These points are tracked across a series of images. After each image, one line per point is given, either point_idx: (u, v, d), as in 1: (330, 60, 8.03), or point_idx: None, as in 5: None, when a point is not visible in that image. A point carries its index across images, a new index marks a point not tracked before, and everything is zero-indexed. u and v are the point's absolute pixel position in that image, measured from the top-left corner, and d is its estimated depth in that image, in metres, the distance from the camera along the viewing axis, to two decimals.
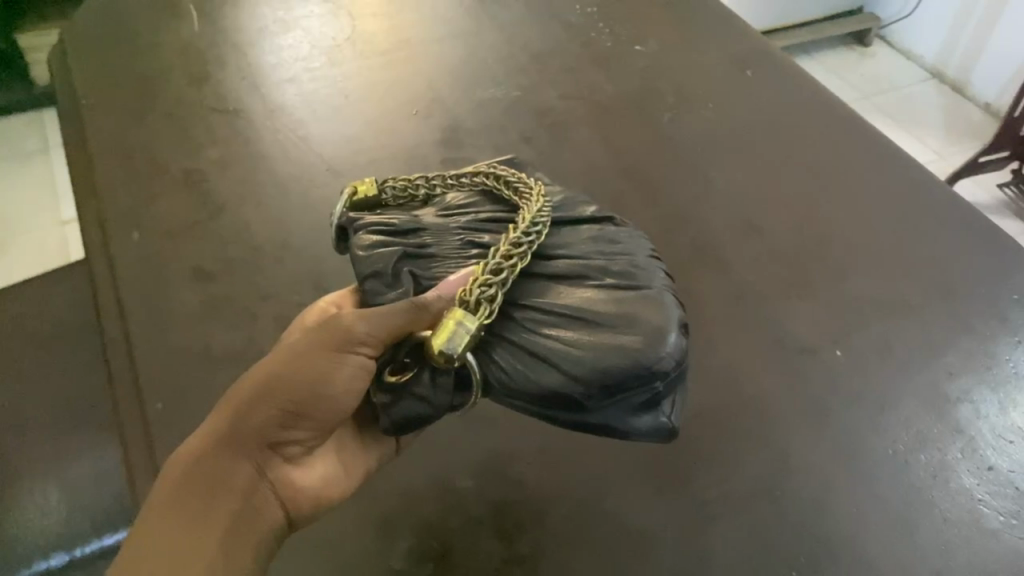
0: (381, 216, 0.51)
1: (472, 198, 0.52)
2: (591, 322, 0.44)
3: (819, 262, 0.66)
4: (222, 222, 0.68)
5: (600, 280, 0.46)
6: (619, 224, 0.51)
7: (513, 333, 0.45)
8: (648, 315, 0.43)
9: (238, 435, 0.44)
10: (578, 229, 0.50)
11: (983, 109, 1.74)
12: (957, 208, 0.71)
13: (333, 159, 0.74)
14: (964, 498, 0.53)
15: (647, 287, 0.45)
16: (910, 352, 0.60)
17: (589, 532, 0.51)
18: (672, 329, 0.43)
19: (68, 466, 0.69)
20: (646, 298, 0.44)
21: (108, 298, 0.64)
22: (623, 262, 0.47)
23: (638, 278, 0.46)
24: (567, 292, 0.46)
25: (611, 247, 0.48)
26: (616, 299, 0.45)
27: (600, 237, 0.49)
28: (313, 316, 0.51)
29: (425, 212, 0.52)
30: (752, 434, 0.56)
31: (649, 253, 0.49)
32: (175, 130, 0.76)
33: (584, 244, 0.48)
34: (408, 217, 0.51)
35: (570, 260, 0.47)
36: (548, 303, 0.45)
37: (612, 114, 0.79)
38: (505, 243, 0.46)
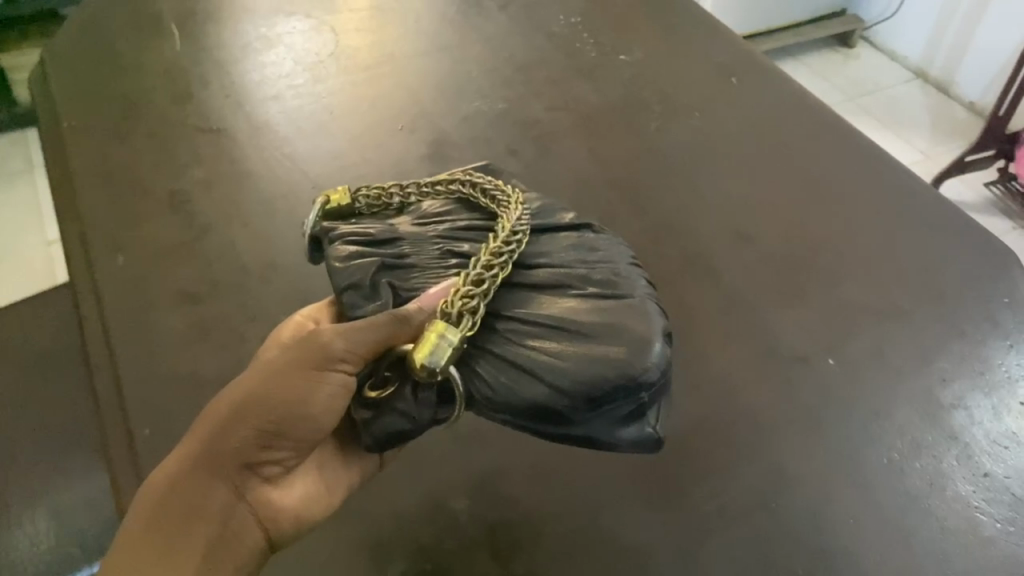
0: (357, 226, 0.50)
1: (447, 206, 0.52)
2: (573, 332, 0.43)
3: (808, 270, 0.66)
4: (208, 243, 0.68)
5: (582, 291, 0.46)
6: (599, 231, 0.51)
7: (496, 345, 0.44)
8: (632, 324, 0.43)
9: (213, 458, 0.44)
10: (559, 236, 0.49)
11: (968, 108, 1.75)
12: (945, 212, 0.71)
13: (319, 176, 0.74)
14: (961, 506, 0.53)
15: (630, 296, 0.45)
16: (901, 358, 0.60)
17: (585, 550, 0.51)
18: (657, 338, 0.42)
19: (59, 493, 0.68)
20: (630, 308, 0.44)
21: (92, 323, 0.63)
22: (605, 271, 0.47)
23: (621, 287, 0.45)
24: (549, 302, 0.45)
25: (592, 256, 0.48)
26: (599, 308, 0.44)
27: (581, 246, 0.49)
28: (289, 330, 0.51)
29: (401, 221, 0.52)
30: (747, 446, 0.55)
31: (632, 261, 0.48)
32: (159, 150, 0.75)
33: (565, 253, 0.48)
34: (384, 227, 0.50)
35: (552, 269, 0.47)
36: (530, 315, 0.45)
37: (598, 125, 0.79)
38: (486, 251, 0.46)
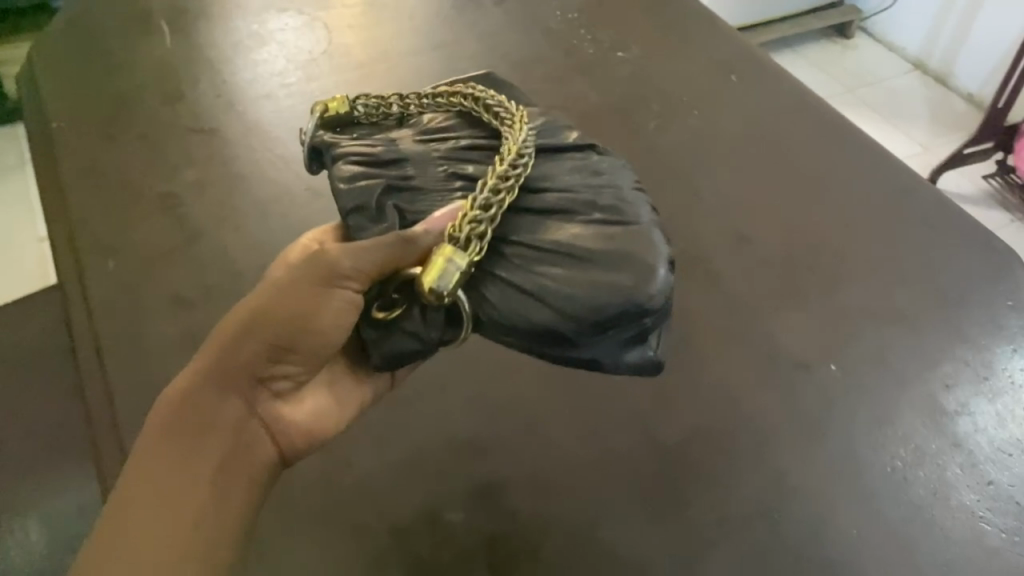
0: (359, 142, 0.49)
1: (449, 120, 0.50)
2: (579, 259, 0.43)
3: (809, 273, 0.65)
4: (200, 247, 0.66)
5: (590, 214, 0.44)
6: (603, 151, 0.49)
7: (501, 268, 0.43)
8: (638, 250, 0.42)
9: (224, 373, 0.44)
10: (562, 156, 0.48)
11: (967, 100, 1.74)
12: (947, 213, 0.70)
13: (313, 178, 0.73)
14: (965, 516, 0.52)
15: (637, 221, 0.44)
16: (904, 364, 0.59)
17: (584, 564, 0.50)
18: (663, 266, 0.42)
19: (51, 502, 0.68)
20: (637, 234, 0.43)
21: (83, 330, 0.62)
22: (611, 191, 0.45)
23: (627, 210, 0.44)
24: (554, 225, 0.44)
25: (597, 174, 0.46)
26: (605, 233, 0.43)
27: (586, 165, 0.47)
28: (296, 253, 0.48)
29: (402, 135, 0.50)
30: (749, 454, 0.55)
31: (635, 181, 0.47)
32: (150, 152, 0.74)
33: (570, 173, 0.46)
34: (386, 142, 0.49)
35: (557, 189, 0.45)
36: (536, 238, 0.44)
37: (595, 124, 0.78)
38: (492, 175, 0.44)
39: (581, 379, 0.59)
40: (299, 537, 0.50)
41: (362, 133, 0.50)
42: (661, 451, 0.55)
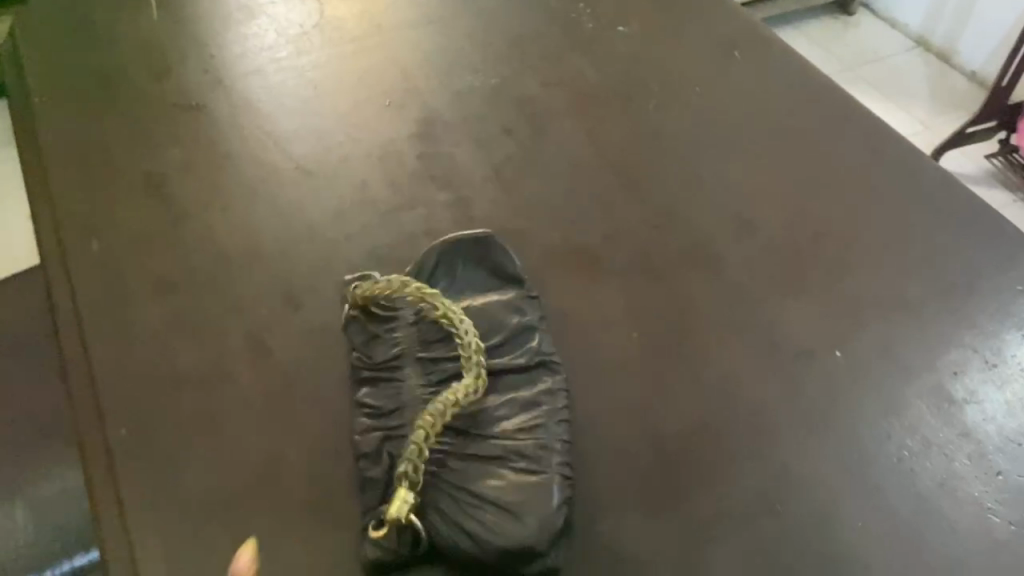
0: (375, 349, 0.55)
1: (446, 334, 0.55)
2: (491, 491, 0.46)
3: (814, 258, 0.63)
4: (186, 230, 0.64)
5: (511, 453, 0.49)
6: (550, 369, 0.55)
7: (434, 438, 0.50)
8: (541, 500, 0.46)
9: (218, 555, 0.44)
10: (502, 392, 0.52)
11: (970, 78, 1.71)
12: (957, 195, 0.67)
13: (303, 157, 0.70)
14: (973, 508, 0.50)
15: (544, 472, 0.48)
16: (911, 351, 0.58)
17: (583, 559, 0.48)
18: (555, 513, 0.46)
19: (35, 490, 0.67)
20: (541, 484, 0.47)
21: (65, 314, 0.59)
22: (531, 444, 0.49)
23: (542, 461, 0.49)
24: (484, 468, 0.48)
25: (525, 422, 0.51)
26: (522, 480, 0.47)
27: (519, 407, 0.52)
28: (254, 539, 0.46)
29: (407, 335, 0.55)
30: (751, 445, 0.53)
31: (562, 428, 0.51)
32: (136, 130, 0.72)
33: (509, 420, 0.51)
34: (394, 349, 0.55)
35: (495, 437, 0.50)
36: (464, 465, 0.48)
37: (595, 102, 0.75)
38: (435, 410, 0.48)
39: (579, 366, 0.57)
40: (288, 531, 0.49)
41: (380, 320, 0.56)
42: (662, 442, 0.53)
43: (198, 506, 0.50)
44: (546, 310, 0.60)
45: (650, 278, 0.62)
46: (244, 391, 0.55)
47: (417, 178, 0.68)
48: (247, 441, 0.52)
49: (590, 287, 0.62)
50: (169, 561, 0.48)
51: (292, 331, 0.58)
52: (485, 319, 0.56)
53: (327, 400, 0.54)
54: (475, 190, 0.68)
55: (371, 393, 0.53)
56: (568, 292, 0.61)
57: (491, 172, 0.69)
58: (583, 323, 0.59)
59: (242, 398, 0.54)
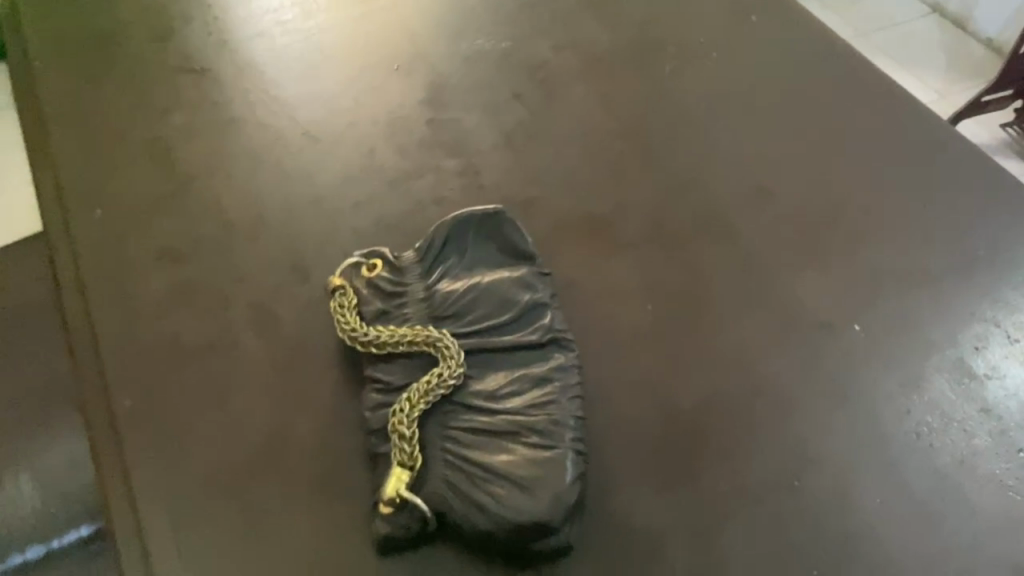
0: (383, 304, 0.54)
1: (456, 308, 0.53)
2: (499, 470, 0.46)
3: (833, 229, 0.62)
4: (190, 197, 0.63)
5: (523, 428, 0.48)
6: (564, 344, 0.53)
7: (441, 415, 0.49)
8: (550, 479, 0.45)
9: None
10: (513, 365, 0.51)
11: (986, 46, 1.68)
12: (980, 165, 0.66)
13: (308, 123, 0.69)
14: (993, 486, 0.49)
15: (555, 449, 0.47)
16: (931, 325, 0.56)
17: (595, 535, 0.47)
18: (565, 492, 0.45)
19: (38, 457, 0.68)
20: (551, 461, 0.46)
21: (67, 282, 0.58)
22: (543, 419, 0.48)
23: (552, 437, 0.47)
24: (493, 445, 0.47)
25: (538, 396, 0.49)
26: (532, 458, 0.46)
27: (531, 380, 0.50)
28: None
29: (415, 307, 0.54)
30: (766, 420, 0.52)
31: (575, 402, 0.50)
32: (137, 94, 0.70)
33: (521, 393, 0.50)
34: (402, 307, 0.54)
35: (504, 413, 0.48)
36: (473, 440, 0.47)
37: (608, 67, 0.73)
38: (420, 394, 0.48)
39: (592, 340, 0.56)
40: (296, 505, 0.48)
41: (391, 281, 0.55)
42: (676, 416, 0.52)
43: (204, 478, 0.49)
44: (558, 281, 0.59)
45: (664, 249, 0.61)
46: (250, 362, 0.54)
47: (425, 145, 0.67)
48: (254, 413, 0.51)
49: (604, 258, 0.60)
50: (176, 534, 0.47)
51: (298, 300, 0.57)
52: (496, 293, 0.54)
53: (335, 371, 0.53)
54: (486, 158, 0.66)
55: (381, 369, 0.51)
56: (581, 262, 0.60)
57: (502, 139, 0.67)
58: (596, 294, 0.58)
59: (249, 370, 0.53)
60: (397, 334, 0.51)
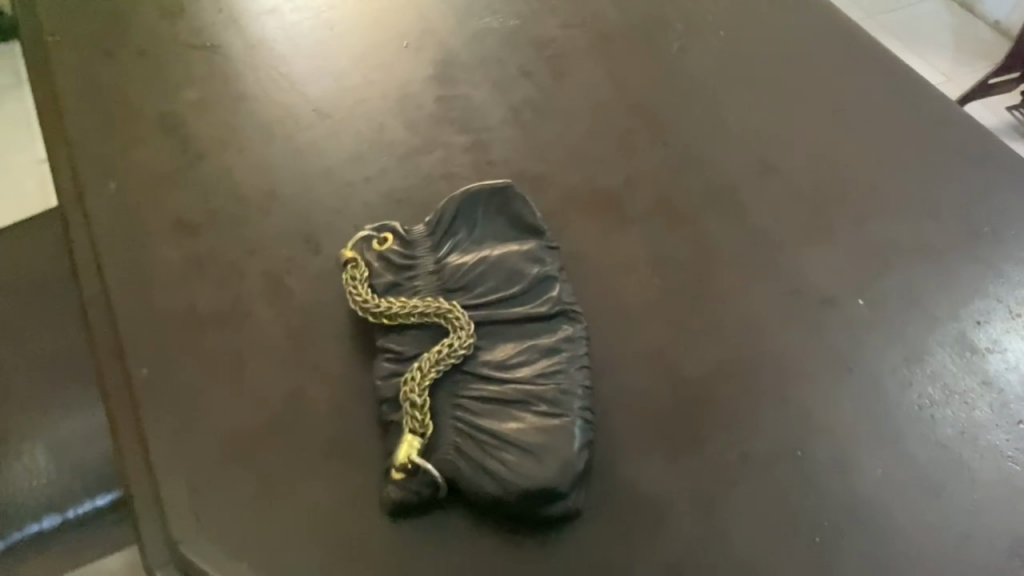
0: (394, 277, 0.55)
1: (466, 281, 0.54)
2: (510, 438, 0.47)
3: (838, 206, 0.62)
4: (202, 171, 0.64)
5: (532, 397, 0.49)
6: (572, 316, 0.54)
7: (452, 384, 0.50)
8: (559, 446, 0.47)
9: None
10: (523, 335, 0.52)
11: (994, 28, 1.68)
12: (986, 143, 0.66)
13: (319, 99, 0.69)
14: (993, 457, 0.50)
15: (563, 417, 0.48)
16: (935, 300, 0.57)
17: (602, 500, 0.48)
18: (574, 458, 0.46)
19: (54, 428, 0.71)
20: (560, 429, 0.47)
21: (83, 254, 0.59)
22: (552, 388, 0.49)
23: (561, 406, 0.49)
24: (503, 414, 0.48)
25: (546, 366, 0.51)
26: (541, 426, 0.47)
27: (539, 351, 0.51)
28: None
29: (425, 280, 0.54)
30: (770, 391, 0.53)
31: (583, 371, 0.51)
32: (149, 70, 0.71)
33: (530, 363, 0.51)
34: (413, 281, 0.54)
35: (513, 383, 0.50)
36: (483, 408, 0.49)
37: (616, 44, 0.74)
38: (430, 363, 0.49)
39: (599, 313, 0.57)
40: (310, 469, 0.49)
41: (401, 254, 0.56)
42: (682, 387, 0.53)
43: (220, 445, 0.50)
44: (567, 254, 0.60)
45: (671, 224, 0.62)
46: (263, 332, 0.55)
47: (435, 121, 0.67)
48: (268, 382, 0.53)
49: (611, 233, 0.61)
50: (193, 497, 0.48)
51: (310, 272, 0.58)
52: (505, 267, 0.54)
53: (347, 340, 0.54)
54: (494, 133, 0.67)
55: (393, 339, 0.52)
56: (589, 237, 0.61)
57: (510, 115, 0.68)
58: (604, 268, 0.59)
59: (263, 339, 0.54)
60: (409, 305, 0.52)
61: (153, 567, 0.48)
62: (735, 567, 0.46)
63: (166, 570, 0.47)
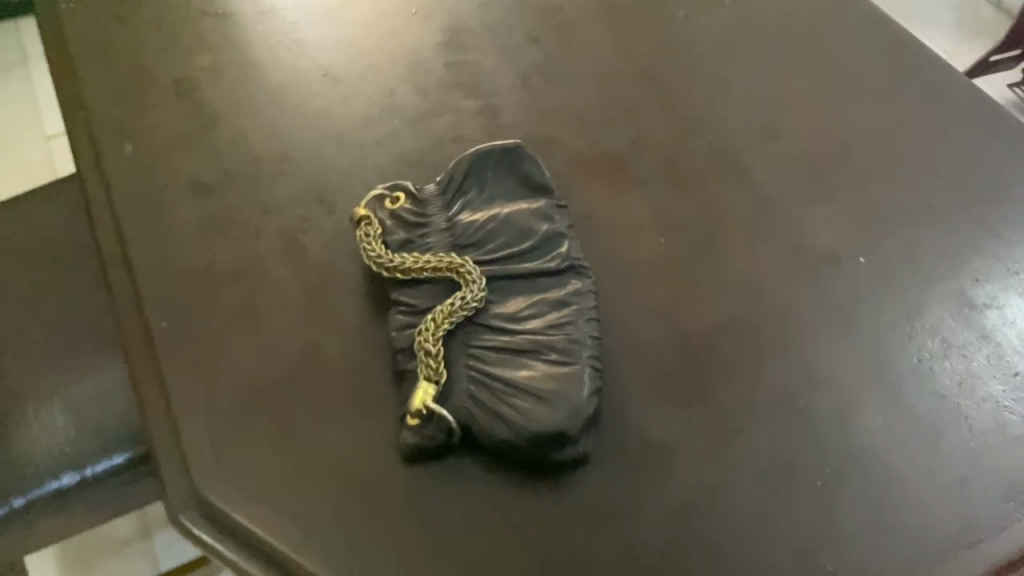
0: (407, 234, 0.56)
1: (477, 238, 0.55)
2: (522, 385, 0.48)
3: (841, 169, 0.64)
4: (216, 134, 0.65)
5: (543, 346, 0.50)
6: (581, 271, 0.55)
7: (465, 334, 0.51)
8: (570, 392, 0.48)
9: None
10: (532, 287, 0.54)
11: (996, 7, 1.68)
12: (987, 107, 0.67)
13: (330, 65, 0.70)
14: (990, 406, 0.52)
15: (574, 364, 0.50)
16: (935, 258, 0.59)
17: (610, 448, 0.50)
18: (585, 403, 0.48)
19: (73, 388, 0.72)
20: (571, 376, 0.49)
21: (102, 214, 0.61)
22: (562, 337, 0.51)
23: (571, 354, 0.50)
24: (515, 362, 0.50)
25: (556, 317, 0.52)
26: (552, 373, 0.49)
27: (549, 303, 0.53)
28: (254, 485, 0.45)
29: (437, 237, 0.56)
30: (773, 345, 0.55)
31: (592, 323, 0.53)
32: (162, 35, 0.72)
33: (540, 315, 0.52)
34: (427, 238, 0.56)
35: (525, 333, 0.51)
36: (496, 357, 0.50)
37: (622, 12, 0.75)
38: (444, 314, 0.51)
39: (608, 271, 0.58)
40: (327, 418, 0.51)
41: (414, 212, 0.57)
42: (688, 341, 0.55)
43: (240, 395, 0.52)
44: (575, 215, 0.61)
45: (677, 186, 0.63)
46: (280, 288, 0.56)
47: (444, 86, 0.69)
48: (285, 335, 0.54)
49: (618, 194, 0.62)
50: (214, 444, 0.50)
51: (325, 231, 0.59)
52: (515, 225, 0.56)
53: (362, 296, 0.56)
54: (503, 98, 0.68)
55: (407, 293, 0.53)
56: (596, 198, 0.62)
57: (519, 80, 0.69)
58: (611, 228, 0.60)
59: (279, 295, 0.56)
60: (422, 260, 0.53)
61: (177, 510, 0.49)
62: (738, 511, 0.48)
63: (190, 514, 0.48)
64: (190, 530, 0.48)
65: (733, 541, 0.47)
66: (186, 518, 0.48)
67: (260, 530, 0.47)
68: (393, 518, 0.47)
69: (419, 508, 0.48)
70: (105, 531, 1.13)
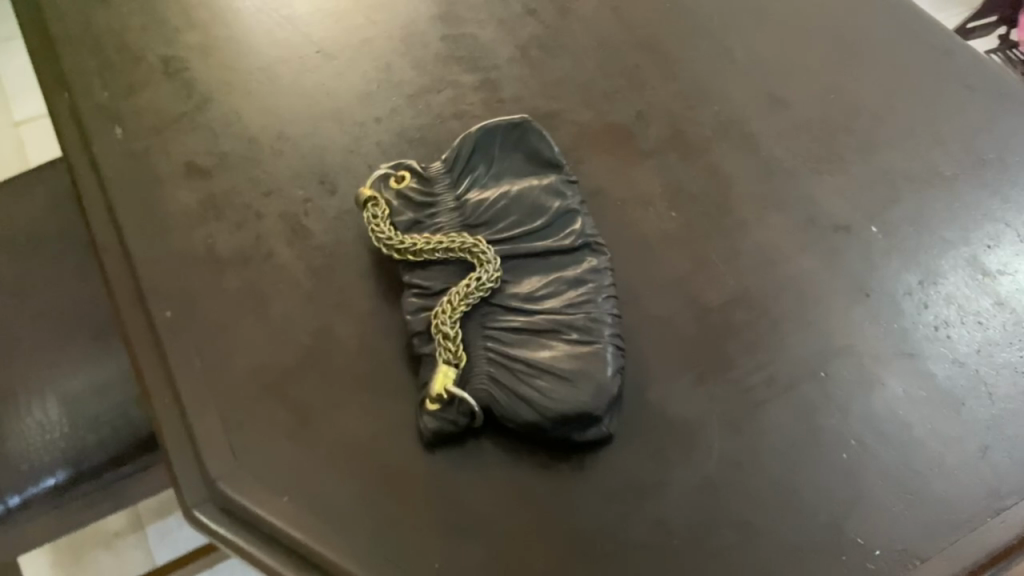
0: (415, 214, 0.54)
1: (487, 217, 0.54)
2: (544, 366, 0.48)
3: (848, 137, 0.63)
4: (209, 114, 0.63)
5: (561, 326, 0.50)
6: (596, 247, 0.54)
7: (482, 316, 0.50)
8: (594, 371, 0.48)
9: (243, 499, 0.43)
10: (548, 266, 0.53)
11: None
12: (990, 71, 0.66)
13: (322, 39, 0.68)
14: (1009, 373, 0.52)
15: (595, 344, 0.49)
16: (946, 223, 0.58)
17: (633, 424, 0.49)
18: (609, 381, 0.47)
19: (64, 380, 0.70)
20: (593, 356, 0.48)
21: (93, 201, 0.58)
22: (582, 316, 0.50)
23: (593, 333, 0.49)
24: (536, 344, 0.49)
25: (574, 296, 0.51)
26: (573, 353, 0.48)
27: (566, 281, 0.52)
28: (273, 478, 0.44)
29: (446, 217, 0.54)
30: (790, 317, 0.54)
31: (610, 299, 0.52)
32: (145, 11, 0.69)
33: (558, 293, 0.51)
34: (435, 218, 0.54)
35: (543, 313, 0.50)
36: (514, 339, 0.49)
37: None
38: (459, 295, 0.49)
39: (619, 247, 0.57)
40: (343, 404, 0.49)
41: (420, 191, 0.55)
42: (705, 315, 0.54)
43: (251, 383, 0.50)
44: (583, 189, 0.60)
45: (685, 157, 0.62)
46: (286, 273, 0.55)
47: (442, 60, 0.67)
48: (294, 321, 0.53)
49: (626, 167, 0.61)
50: (228, 434, 0.49)
51: (329, 212, 0.57)
52: (526, 202, 0.54)
53: (371, 278, 0.54)
54: (503, 72, 0.66)
55: (419, 274, 0.52)
56: (604, 172, 0.61)
57: (518, 53, 0.67)
58: (621, 203, 0.59)
59: (286, 279, 0.54)
60: (433, 240, 0.52)
61: (192, 504, 0.48)
62: (766, 484, 0.48)
63: (206, 507, 0.48)
64: (205, 523, 0.47)
65: (761, 515, 0.47)
66: (202, 511, 0.47)
67: (280, 521, 0.46)
68: (416, 504, 0.46)
69: (444, 492, 0.47)
70: (93, 527, 1.11)
